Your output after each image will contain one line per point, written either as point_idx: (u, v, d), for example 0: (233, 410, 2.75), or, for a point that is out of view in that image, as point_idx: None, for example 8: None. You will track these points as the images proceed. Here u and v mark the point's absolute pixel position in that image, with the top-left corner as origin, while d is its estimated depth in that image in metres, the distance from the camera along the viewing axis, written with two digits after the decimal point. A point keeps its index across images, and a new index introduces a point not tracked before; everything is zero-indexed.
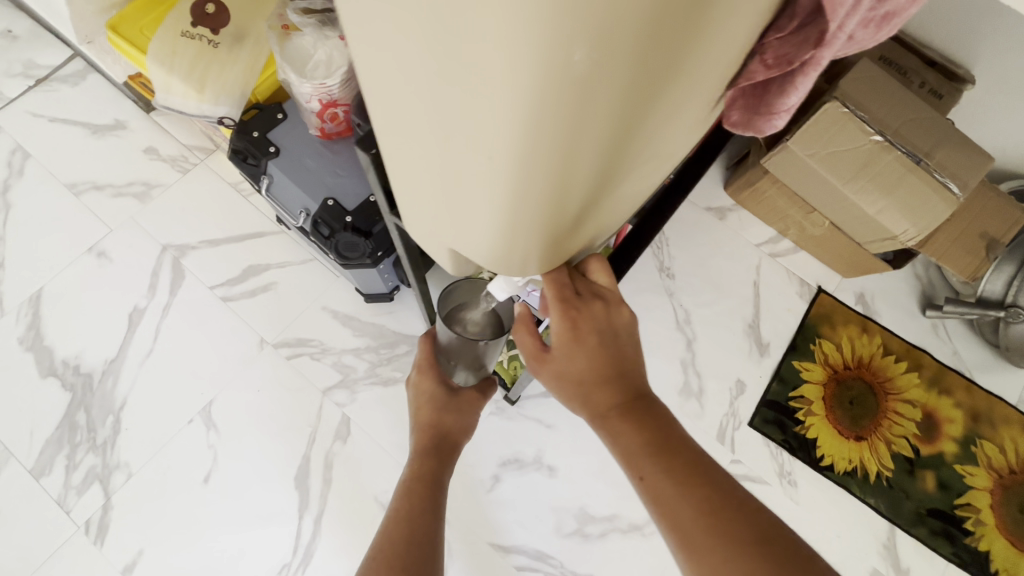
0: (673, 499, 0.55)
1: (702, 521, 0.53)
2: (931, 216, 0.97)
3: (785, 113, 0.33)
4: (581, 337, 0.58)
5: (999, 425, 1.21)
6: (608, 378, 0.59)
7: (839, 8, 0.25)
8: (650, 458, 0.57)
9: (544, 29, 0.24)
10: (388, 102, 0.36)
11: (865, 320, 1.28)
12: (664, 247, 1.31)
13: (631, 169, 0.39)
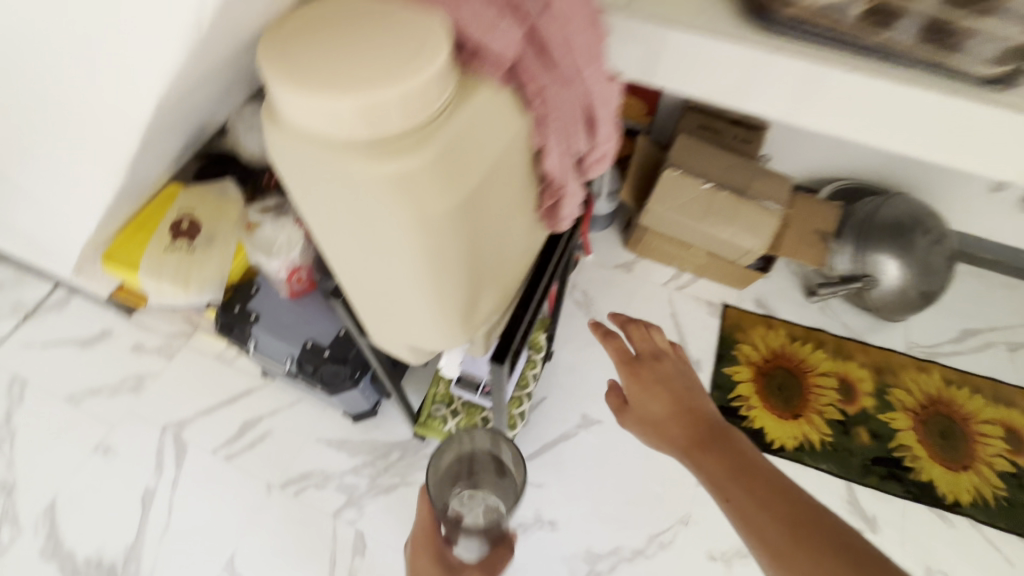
0: (758, 519, 0.66)
1: (785, 539, 0.64)
2: (766, 229, 1.27)
3: (566, 216, 0.60)
4: (646, 380, 0.80)
5: (900, 372, 1.45)
6: (684, 414, 0.76)
7: (556, 170, 0.52)
8: (735, 483, 0.69)
9: (427, 245, 0.46)
10: (349, 282, 0.58)
11: (768, 319, 1.55)
12: (591, 308, 1.58)
13: (506, 271, 0.62)
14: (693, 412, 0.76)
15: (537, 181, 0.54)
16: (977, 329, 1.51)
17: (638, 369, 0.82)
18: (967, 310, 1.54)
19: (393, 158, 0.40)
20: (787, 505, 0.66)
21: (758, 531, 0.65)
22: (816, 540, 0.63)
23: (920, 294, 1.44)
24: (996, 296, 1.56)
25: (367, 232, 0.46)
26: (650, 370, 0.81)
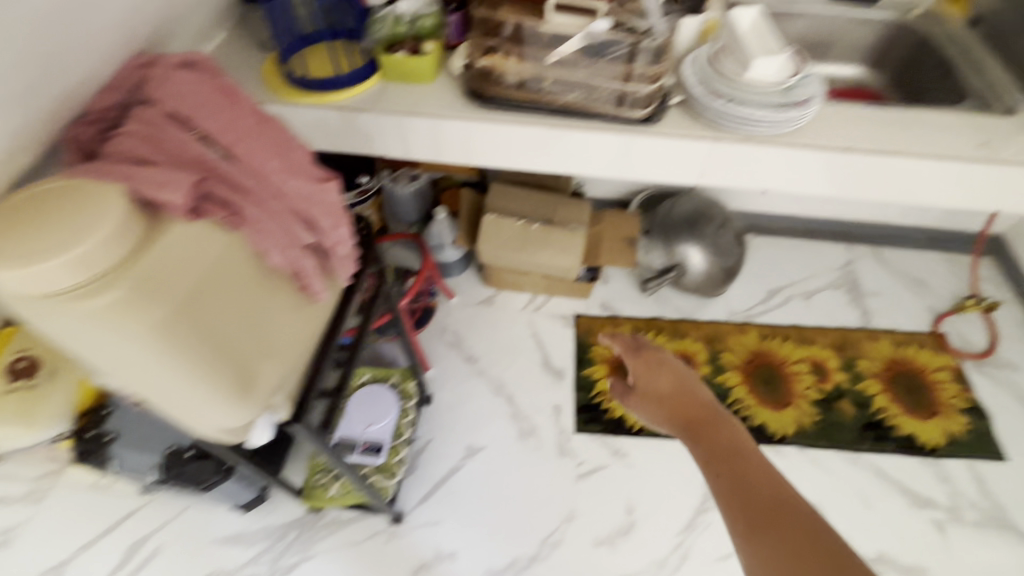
0: (740, 489, 0.74)
1: (762, 511, 0.71)
2: (577, 248, 1.50)
3: (311, 276, 0.76)
4: (654, 370, 0.89)
5: (725, 338, 1.71)
6: (685, 398, 0.85)
7: (269, 245, 0.70)
8: (723, 457, 0.78)
9: (168, 341, 0.60)
10: (152, 406, 0.69)
11: (614, 319, 1.77)
12: (463, 344, 1.72)
13: (287, 342, 0.75)
14: (693, 397, 0.85)
15: (264, 266, 0.71)
16: (777, 287, 1.83)
17: (652, 359, 0.90)
18: (767, 274, 1.86)
19: (102, 293, 0.56)
20: (772, 489, 0.74)
21: (736, 500, 0.73)
22: (792, 520, 0.70)
23: (722, 270, 1.72)
24: (787, 257, 1.90)
25: (122, 353, 0.60)
26: (658, 362, 0.90)
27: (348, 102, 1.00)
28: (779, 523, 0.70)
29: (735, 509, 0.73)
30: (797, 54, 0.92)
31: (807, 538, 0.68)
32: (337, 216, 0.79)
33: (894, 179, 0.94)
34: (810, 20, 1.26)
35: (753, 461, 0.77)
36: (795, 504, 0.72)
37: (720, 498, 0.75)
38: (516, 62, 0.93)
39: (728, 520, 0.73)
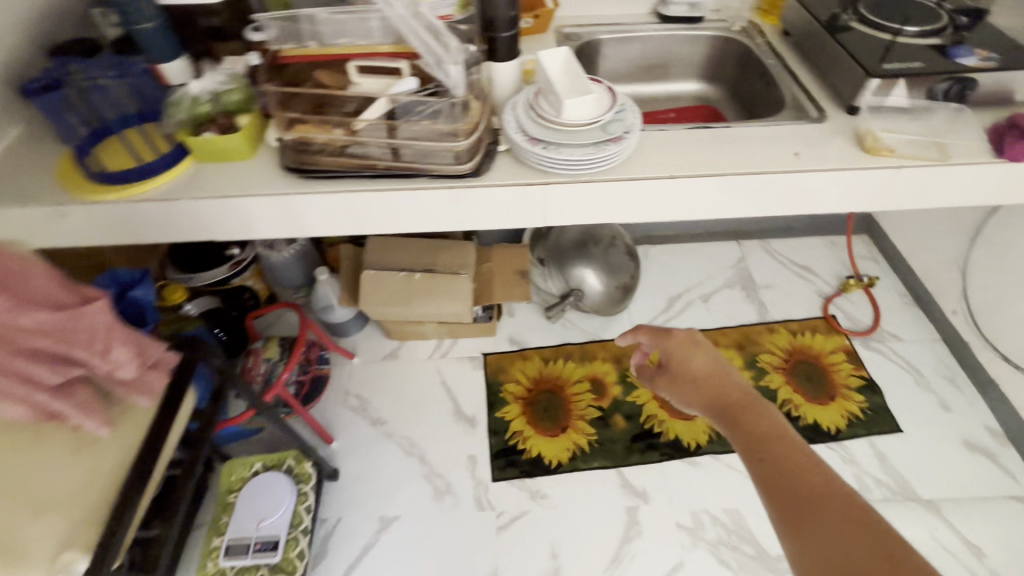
0: (775, 467, 0.69)
1: (797, 489, 0.66)
2: (464, 292, 1.46)
3: (61, 405, 0.75)
4: (690, 350, 0.89)
5: (633, 354, 1.71)
6: (717, 383, 0.84)
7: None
8: (756, 434, 0.75)
9: None
10: None
11: (523, 351, 1.73)
12: (368, 407, 1.63)
13: (32, 488, 0.72)
14: (725, 380, 0.83)
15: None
16: (676, 294, 1.85)
17: (675, 346, 0.90)
18: (666, 282, 1.89)
19: None
20: (812, 470, 0.68)
21: (771, 478, 0.69)
22: (839, 501, 0.63)
23: (619, 287, 1.73)
24: (683, 262, 1.94)
25: None
26: (687, 349, 0.89)
27: (155, 193, 0.92)
28: (821, 504, 0.64)
29: (769, 492, 0.68)
30: (606, 88, 0.93)
31: (850, 518, 0.62)
32: (94, 336, 0.77)
33: (722, 198, 0.95)
34: (644, 44, 1.30)
35: (788, 439, 0.72)
36: (837, 482, 0.66)
37: (755, 475, 0.71)
38: (321, 130, 0.88)
39: (768, 501, 0.68)
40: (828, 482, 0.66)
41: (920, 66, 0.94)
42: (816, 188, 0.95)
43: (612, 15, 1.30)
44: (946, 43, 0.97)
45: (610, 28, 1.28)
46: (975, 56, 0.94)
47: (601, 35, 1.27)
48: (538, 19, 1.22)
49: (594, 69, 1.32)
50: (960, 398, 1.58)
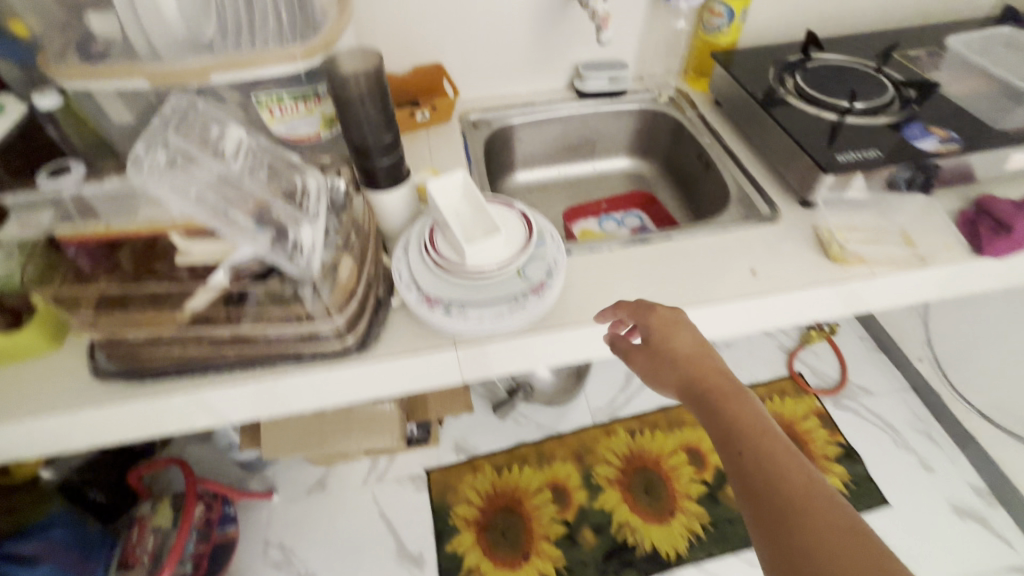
0: (770, 492, 0.49)
1: (795, 528, 0.47)
2: (391, 423, 1.22)
3: None
4: (668, 327, 0.63)
5: (595, 447, 1.52)
6: (704, 364, 0.60)
7: None
8: (748, 437, 0.53)
9: None
10: None
11: (472, 461, 1.51)
12: (292, 560, 1.35)
13: None
14: (714, 362, 0.59)
15: None
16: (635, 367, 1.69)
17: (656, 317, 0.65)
18: None
19: None
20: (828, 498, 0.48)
21: (762, 508, 0.49)
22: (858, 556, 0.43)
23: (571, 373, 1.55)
24: None
25: None
26: (673, 325, 0.63)
27: None
28: (824, 551, 0.45)
29: (761, 523, 0.49)
30: (519, 214, 0.75)
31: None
32: None
33: None
34: (565, 124, 1.14)
35: (792, 449, 0.51)
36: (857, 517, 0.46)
37: (744, 497, 0.51)
38: (136, 328, 0.63)
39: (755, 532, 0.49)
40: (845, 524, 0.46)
41: (878, 154, 0.80)
42: (783, 310, 0.79)
43: (525, 94, 1.14)
44: (897, 121, 0.85)
45: (523, 110, 1.11)
46: (935, 138, 0.82)
47: (514, 119, 1.11)
48: (437, 111, 1.03)
49: (511, 156, 1.15)
50: (940, 455, 1.48)
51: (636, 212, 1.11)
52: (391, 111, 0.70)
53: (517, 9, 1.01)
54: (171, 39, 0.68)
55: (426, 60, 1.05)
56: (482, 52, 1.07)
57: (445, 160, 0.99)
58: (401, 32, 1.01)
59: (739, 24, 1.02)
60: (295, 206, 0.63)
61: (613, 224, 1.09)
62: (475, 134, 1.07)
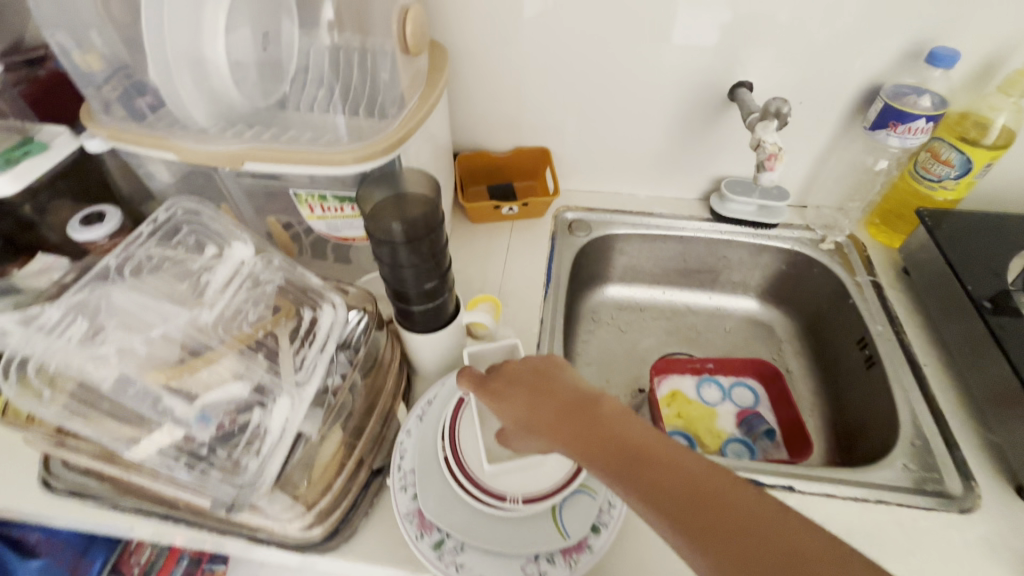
0: (666, 486, 0.37)
1: (709, 511, 0.35)
2: None
3: None
4: (516, 382, 0.47)
5: None
6: (567, 401, 0.44)
7: None
8: (646, 461, 0.38)
9: None
10: None
11: None
12: None
13: None
14: (575, 395, 0.44)
15: None
16: None
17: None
18: None
19: None
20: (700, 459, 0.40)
21: (683, 519, 0.35)
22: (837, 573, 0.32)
23: None
24: None
25: None
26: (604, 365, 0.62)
27: None
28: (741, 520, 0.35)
29: (696, 542, 0.34)
30: None
31: (799, 537, 0.33)
32: None
33: None
34: (684, 247, 0.90)
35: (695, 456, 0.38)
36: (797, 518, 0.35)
37: (662, 520, 0.36)
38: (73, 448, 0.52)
39: (692, 556, 0.35)
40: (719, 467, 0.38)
41: None
42: None
43: (643, 199, 0.93)
44: None
45: (635, 221, 0.90)
46: None
47: (621, 230, 0.89)
48: (528, 207, 0.85)
49: (606, 267, 0.94)
50: None
51: (751, 382, 0.84)
52: (441, 255, 0.53)
53: (659, 106, 0.81)
54: (224, 109, 0.57)
55: (533, 143, 0.88)
56: (602, 146, 0.88)
57: (520, 272, 0.81)
58: (511, 109, 0.85)
59: (972, 180, 0.71)
60: (285, 359, 0.49)
61: (716, 393, 0.83)
62: (568, 240, 0.87)
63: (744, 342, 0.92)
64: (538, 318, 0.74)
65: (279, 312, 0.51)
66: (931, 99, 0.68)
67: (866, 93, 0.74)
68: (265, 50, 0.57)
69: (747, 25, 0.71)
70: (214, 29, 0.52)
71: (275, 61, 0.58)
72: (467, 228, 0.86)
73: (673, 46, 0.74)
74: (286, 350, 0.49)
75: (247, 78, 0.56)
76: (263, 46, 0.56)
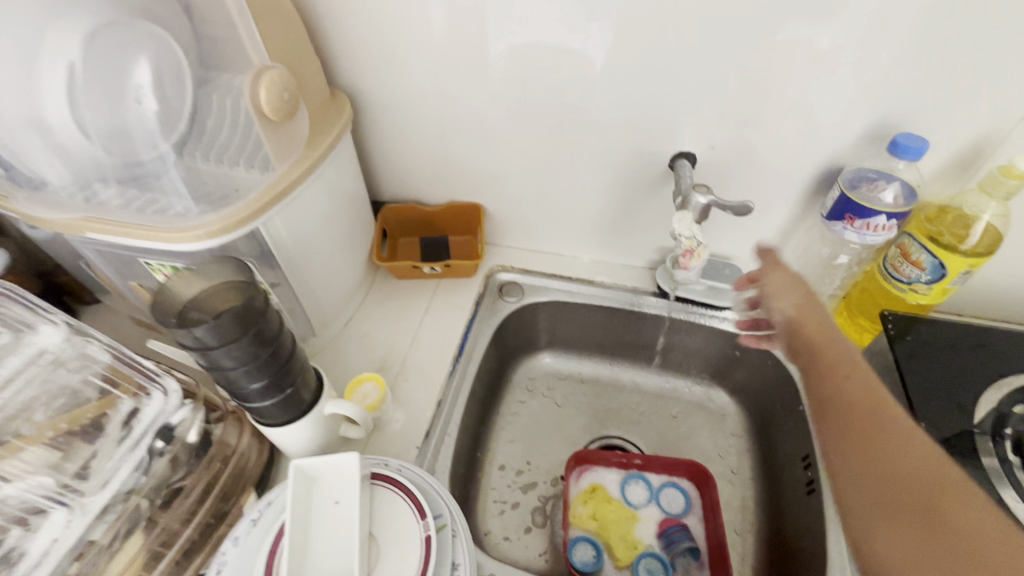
0: (848, 403, 0.45)
1: (879, 427, 0.43)
2: None
3: None
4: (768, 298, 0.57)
5: None
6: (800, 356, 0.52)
7: None
8: (845, 380, 0.47)
9: None
10: None
11: None
12: None
13: None
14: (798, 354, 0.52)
15: None
16: None
17: (786, 287, 0.56)
18: None
19: None
20: (874, 434, 0.43)
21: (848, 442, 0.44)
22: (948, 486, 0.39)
23: None
24: None
25: None
26: (790, 274, 0.57)
27: None
28: (910, 464, 0.40)
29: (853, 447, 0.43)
30: (422, 538, 0.48)
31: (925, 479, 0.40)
32: None
33: None
34: (627, 320, 0.82)
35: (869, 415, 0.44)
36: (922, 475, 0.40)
37: (843, 423, 0.45)
38: None
39: (835, 443, 0.45)
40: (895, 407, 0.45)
41: None
42: None
43: (587, 263, 0.85)
44: None
45: (573, 288, 0.82)
46: None
47: (557, 297, 0.82)
48: (452, 268, 0.79)
49: (544, 334, 0.87)
50: None
51: (683, 484, 0.74)
52: (276, 343, 0.48)
53: (598, 169, 0.73)
54: (79, 170, 0.49)
55: (467, 198, 0.82)
56: (541, 206, 0.80)
57: (432, 342, 0.74)
58: (441, 161, 0.78)
59: (951, 287, 0.60)
60: (96, 453, 0.46)
61: (642, 493, 0.74)
62: (497, 305, 0.81)
63: (690, 431, 0.82)
64: (435, 401, 0.67)
65: (101, 401, 0.48)
66: (896, 191, 0.60)
67: (826, 171, 0.64)
68: (124, 106, 0.47)
69: (687, 95, 0.62)
70: (56, 88, 0.44)
71: (140, 122, 0.48)
72: (386, 285, 0.80)
73: (607, 110, 0.66)
74: (99, 444, 0.47)
75: (101, 140, 0.47)
76: (120, 100, 0.47)
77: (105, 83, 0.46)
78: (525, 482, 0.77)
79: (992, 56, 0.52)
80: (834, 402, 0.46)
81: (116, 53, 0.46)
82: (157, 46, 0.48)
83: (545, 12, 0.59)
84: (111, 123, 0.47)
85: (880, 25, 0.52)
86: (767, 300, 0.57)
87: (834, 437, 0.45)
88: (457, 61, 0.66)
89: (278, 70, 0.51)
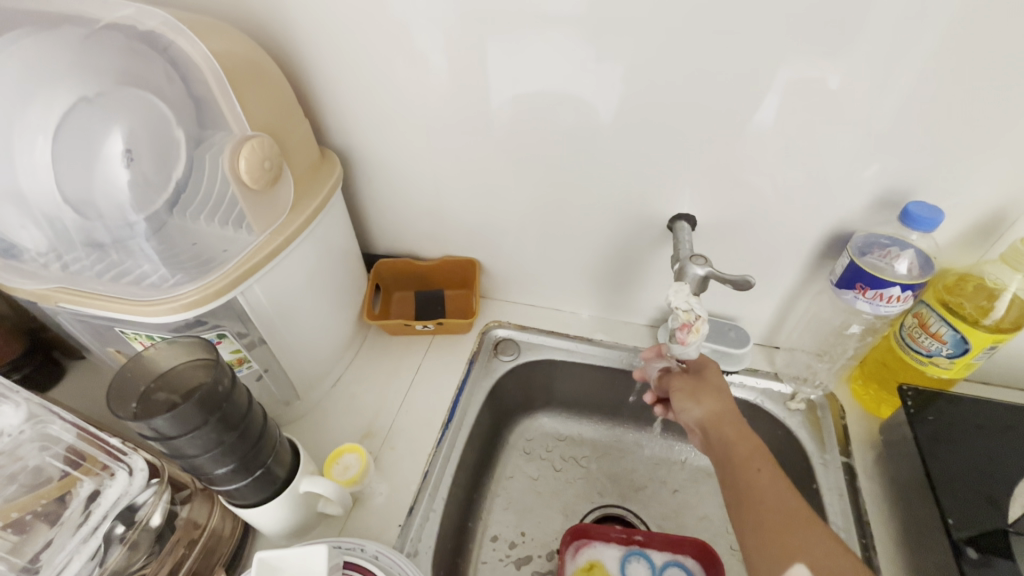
0: (761, 506, 0.47)
1: (790, 530, 0.45)
2: None
3: None
4: (694, 396, 0.58)
5: None
6: (732, 453, 0.52)
7: None
8: (750, 480, 0.49)
9: None
10: None
11: None
12: None
13: None
14: (720, 452, 0.53)
15: None
16: None
17: (701, 391, 0.58)
18: None
19: None
20: (784, 535, 0.45)
21: (764, 544, 0.46)
22: None
23: None
24: None
25: None
26: (706, 379, 0.59)
27: None
28: (808, 554, 0.44)
29: (762, 545, 0.46)
30: None
31: None
32: None
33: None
34: (627, 379, 0.79)
35: (787, 516, 0.46)
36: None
37: (752, 523, 0.47)
38: None
39: (749, 539, 0.47)
40: (797, 498, 0.47)
41: None
42: None
43: (586, 320, 0.82)
44: None
45: (571, 346, 0.79)
46: None
47: (554, 355, 0.79)
48: (444, 325, 0.76)
49: (541, 392, 0.83)
50: None
51: (688, 564, 0.68)
52: (241, 424, 0.45)
53: (593, 228, 0.71)
54: (59, 237, 0.48)
55: (461, 254, 0.80)
56: (536, 262, 0.78)
57: (421, 405, 0.71)
58: (434, 218, 0.77)
59: (975, 362, 0.56)
60: (53, 538, 0.44)
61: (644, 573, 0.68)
62: (491, 364, 0.77)
63: (697, 501, 0.76)
64: (421, 471, 0.64)
65: (62, 480, 0.47)
66: (910, 260, 0.57)
67: (832, 236, 0.61)
68: (99, 177, 0.46)
69: (683, 159, 0.60)
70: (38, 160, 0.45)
71: (113, 192, 0.47)
72: (378, 344, 0.78)
73: (599, 171, 0.64)
74: (58, 528, 0.45)
75: (77, 210, 0.47)
76: (96, 170, 0.46)
77: (80, 153, 0.46)
78: (519, 556, 0.72)
79: (996, 121, 0.49)
80: (738, 499, 0.49)
81: (97, 125, 0.46)
82: (137, 116, 0.47)
83: (532, 75, 0.59)
84: (87, 194, 0.47)
85: (882, 91, 0.50)
86: (680, 401, 0.59)
87: (747, 532, 0.47)
88: (449, 121, 0.65)
89: (261, 138, 0.51)
